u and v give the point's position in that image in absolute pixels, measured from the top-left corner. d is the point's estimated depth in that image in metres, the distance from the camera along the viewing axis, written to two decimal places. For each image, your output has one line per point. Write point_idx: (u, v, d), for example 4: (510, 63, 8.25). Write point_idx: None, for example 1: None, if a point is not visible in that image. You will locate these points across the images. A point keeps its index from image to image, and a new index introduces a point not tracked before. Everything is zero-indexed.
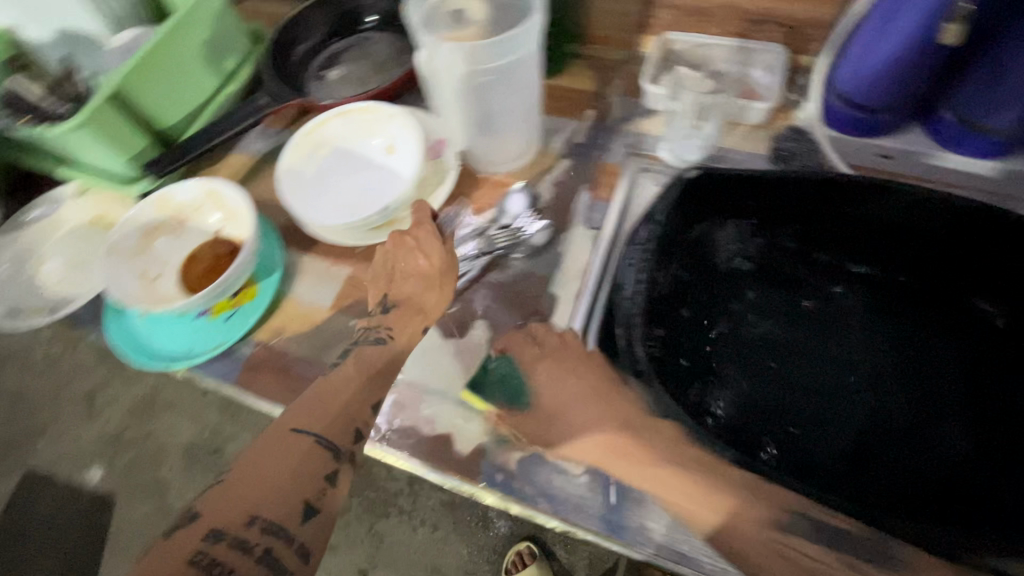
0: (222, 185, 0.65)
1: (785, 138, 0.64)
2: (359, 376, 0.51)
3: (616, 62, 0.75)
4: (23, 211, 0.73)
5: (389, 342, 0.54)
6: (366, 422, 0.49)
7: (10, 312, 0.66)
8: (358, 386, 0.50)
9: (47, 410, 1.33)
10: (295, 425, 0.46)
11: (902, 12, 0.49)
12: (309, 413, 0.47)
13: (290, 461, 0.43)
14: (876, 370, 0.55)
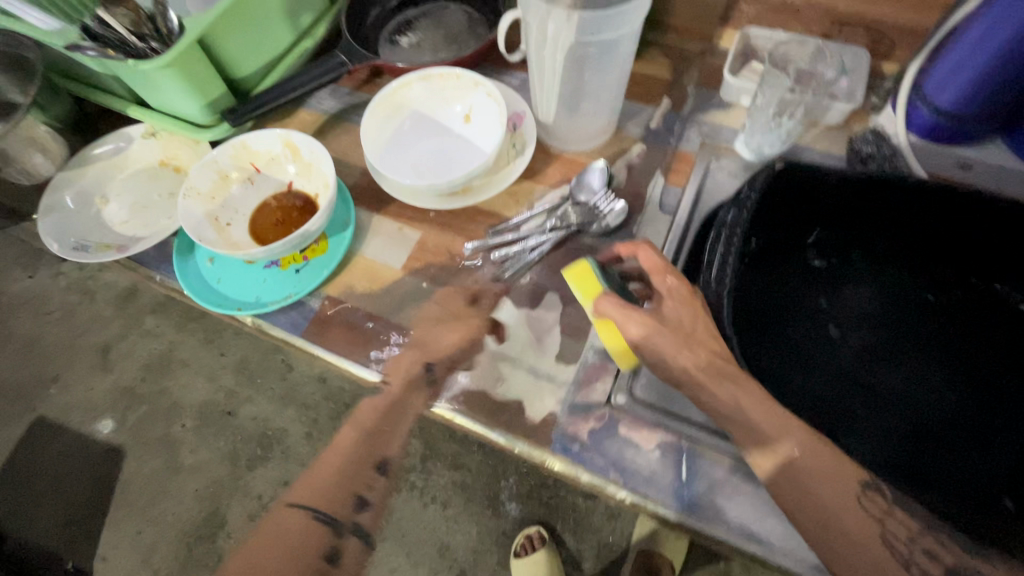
0: (301, 136, 0.65)
1: (864, 141, 0.64)
2: (354, 442, 0.54)
3: (693, 53, 0.75)
4: (90, 147, 0.72)
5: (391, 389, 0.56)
6: (364, 489, 0.52)
7: (76, 245, 0.65)
8: (349, 455, 0.53)
9: (61, 359, 1.31)
10: (295, 500, 0.51)
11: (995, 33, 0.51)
12: (312, 487, 0.52)
13: (303, 541, 0.48)
14: (938, 373, 0.56)
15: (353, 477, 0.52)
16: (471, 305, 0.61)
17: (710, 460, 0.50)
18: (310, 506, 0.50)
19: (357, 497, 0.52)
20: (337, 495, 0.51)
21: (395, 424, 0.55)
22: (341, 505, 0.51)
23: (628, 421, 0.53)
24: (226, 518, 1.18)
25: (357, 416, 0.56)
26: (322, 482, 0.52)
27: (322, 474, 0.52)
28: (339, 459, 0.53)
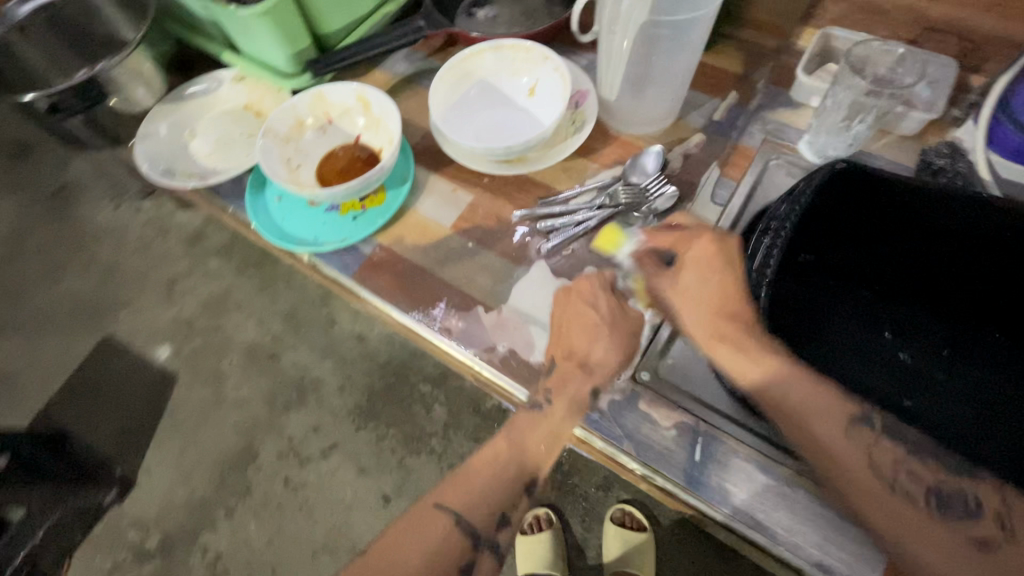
0: (373, 92, 0.68)
1: (937, 153, 0.62)
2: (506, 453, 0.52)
3: (768, 50, 0.74)
4: (184, 85, 0.78)
5: (545, 408, 0.53)
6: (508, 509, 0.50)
7: (164, 171, 0.72)
8: (504, 468, 0.51)
9: (133, 287, 1.42)
10: (441, 500, 0.50)
11: None
12: (462, 493, 0.50)
13: (444, 545, 0.48)
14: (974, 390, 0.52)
15: (499, 493, 0.50)
16: (512, 270, 0.63)
17: (727, 447, 0.51)
18: (457, 511, 0.49)
19: (502, 513, 0.50)
20: (482, 506, 0.49)
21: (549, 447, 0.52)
22: (488, 518, 0.49)
23: (650, 397, 0.54)
24: (259, 454, 1.24)
25: (513, 435, 0.53)
26: (467, 491, 0.50)
27: (475, 481, 0.51)
28: (489, 471, 0.51)
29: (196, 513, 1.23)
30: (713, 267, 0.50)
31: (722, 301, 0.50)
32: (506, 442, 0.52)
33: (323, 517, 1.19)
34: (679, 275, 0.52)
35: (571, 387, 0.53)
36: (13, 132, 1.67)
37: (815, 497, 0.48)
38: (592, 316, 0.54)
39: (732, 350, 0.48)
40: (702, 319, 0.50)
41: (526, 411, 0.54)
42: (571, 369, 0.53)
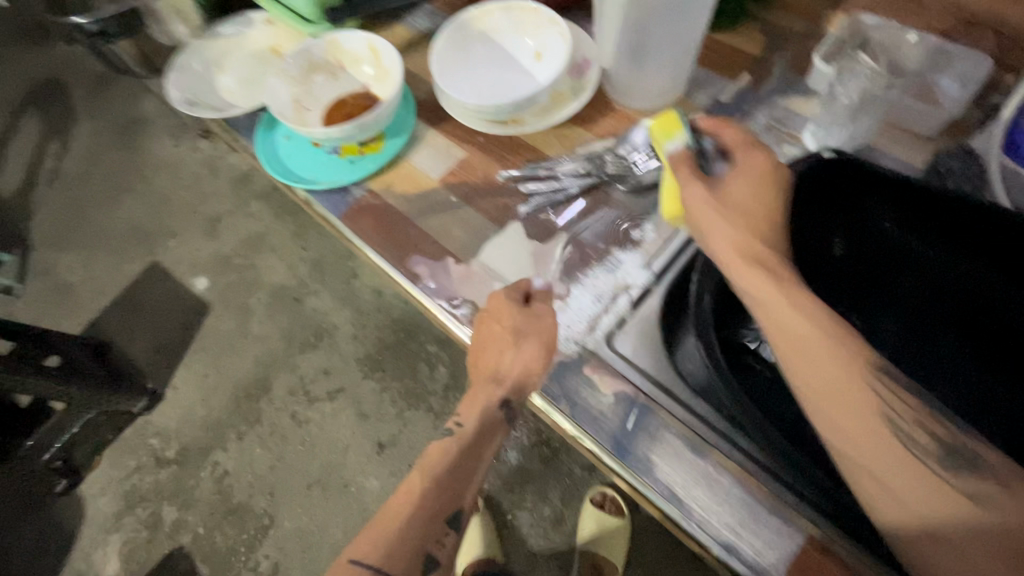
0: (382, 43, 0.71)
1: (949, 155, 0.58)
2: (423, 480, 0.49)
3: (795, 34, 0.71)
4: (219, 24, 0.83)
5: (457, 431, 0.52)
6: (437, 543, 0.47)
7: (188, 101, 0.77)
8: (431, 491, 0.48)
9: (187, 219, 1.53)
10: (354, 556, 0.44)
11: None
12: (373, 542, 0.45)
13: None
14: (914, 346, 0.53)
15: (425, 526, 0.46)
16: (488, 227, 0.64)
17: (660, 420, 0.51)
18: (373, 564, 0.43)
19: (427, 554, 0.46)
20: (405, 549, 0.45)
21: (470, 472, 0.51)
22: (410, 563, 0.44)
23: (595, 363, 0.55)
24: (272, 387, 1.30)
25: (421, 467, 0.50)
26: (386, 537, 0.45)
27: (395, 521, 0.46)
28: (411, 503, 0.47)
29: (210, 431, 1.27)
30: (769, 186, 0.49)
31: (761, 224, 0.48)
32: (421, 474, 0.49)
33: (321, 454, 1.22)
34: (727, 188, 0.49)
35: (479, 401, 0.53)
36: (96, 64, 1.80)
37: (739, 482, 0.48)
38: (503, 326, 0.54)
39: (766, 275, 0.44)
40: (738, 237, 0.47)
41: (444, 437, 0.52)
42: (485, 381, 0.54)
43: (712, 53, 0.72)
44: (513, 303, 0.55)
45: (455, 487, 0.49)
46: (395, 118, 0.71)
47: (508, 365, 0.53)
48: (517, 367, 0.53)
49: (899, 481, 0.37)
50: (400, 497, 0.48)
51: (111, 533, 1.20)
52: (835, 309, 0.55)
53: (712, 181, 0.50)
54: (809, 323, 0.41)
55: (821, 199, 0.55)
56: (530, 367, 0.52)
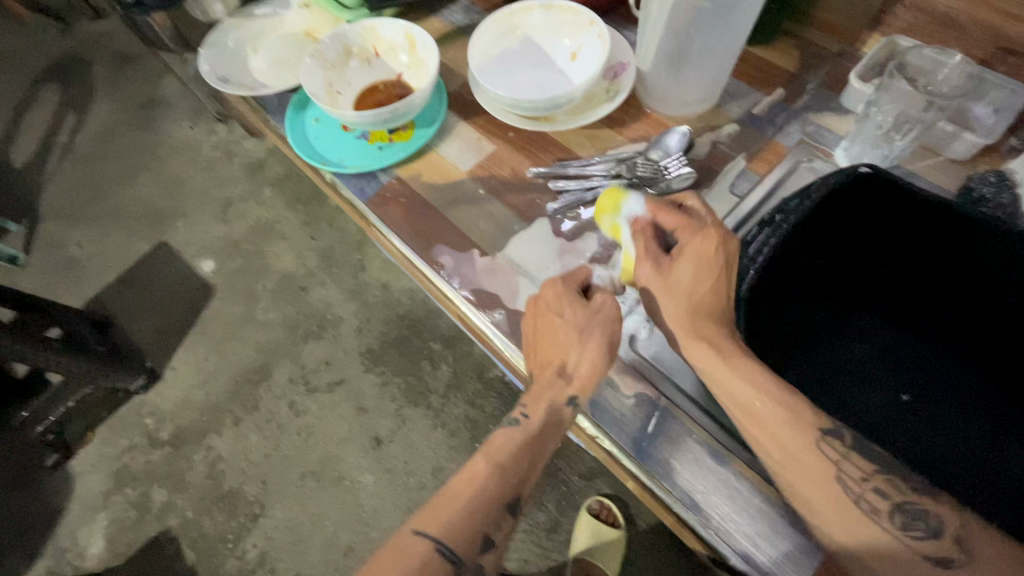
0: (420, 32, 0.71)
1: (983, 181, 0.58)
2: (486, 467, 0.47)
3: (829, 53, 0.72)
4: (255, 5, 0.84)
5: (522, 423, 0.49)
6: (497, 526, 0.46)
7: (220, 77, 0.77)
8: (495, 478, 0.46)
9: (200, 202, 1.53)
10: (418, 526, 0.44)
11: None
12: (436, 515, 0.45)
13: None
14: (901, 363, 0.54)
15: (486, 511, 0.45)
16: (514, 222, 0.64)
17: (682, 425, 0.50)
18: (436, 538, 0.43)
19: (485, 537, 0.45)
20: (466, 528, 0.44)
21: (535, 460, 0.48)
22: (468, 546, 0.44)
23: (617, 365, 0.54)
24: (273, 375, 1.29)
25: (486, 451, 0.48)
26: (447, 514, 0.45)
27: (456, 499, 0.46)
28: (474, 484, 0.46)
29: (207, 415, 1.26)
30: (712, 269, 0.50)
31: (705, 301, 0.49)
32: (485, 457, 0.48)
33: (317, 445, 1.20)
34: (672, 267, 0.50)
35: (547, 397, 0.50)
36: (118, 43, 1.81)
37: (759, 491, 0.47)
38: (566, 322, 0.51)
39: (707, 350, 0.47)
40: (681, 309, 0.49)
41: (508, 426, 0.50)
42: (549, 379, 0.51)
43: (747, 67, 0.72)
44: (574, 299, 0.52)
45: (520, 472, 0.47)
46: (427, 109, 0.72)
47: (581, 372, 0.50)
48: (584, 368, 0.50)
49: (829, 513, 0.40)
50: (466, 475, 0.47)
51: (99, 510, 1.18)
52: (832, 316, 0.56)
53: (660, 258, 0.51)
54: (753, 389, 0.44)
55: (853, 213, 0.55)
56: (597, 366, 0.49)
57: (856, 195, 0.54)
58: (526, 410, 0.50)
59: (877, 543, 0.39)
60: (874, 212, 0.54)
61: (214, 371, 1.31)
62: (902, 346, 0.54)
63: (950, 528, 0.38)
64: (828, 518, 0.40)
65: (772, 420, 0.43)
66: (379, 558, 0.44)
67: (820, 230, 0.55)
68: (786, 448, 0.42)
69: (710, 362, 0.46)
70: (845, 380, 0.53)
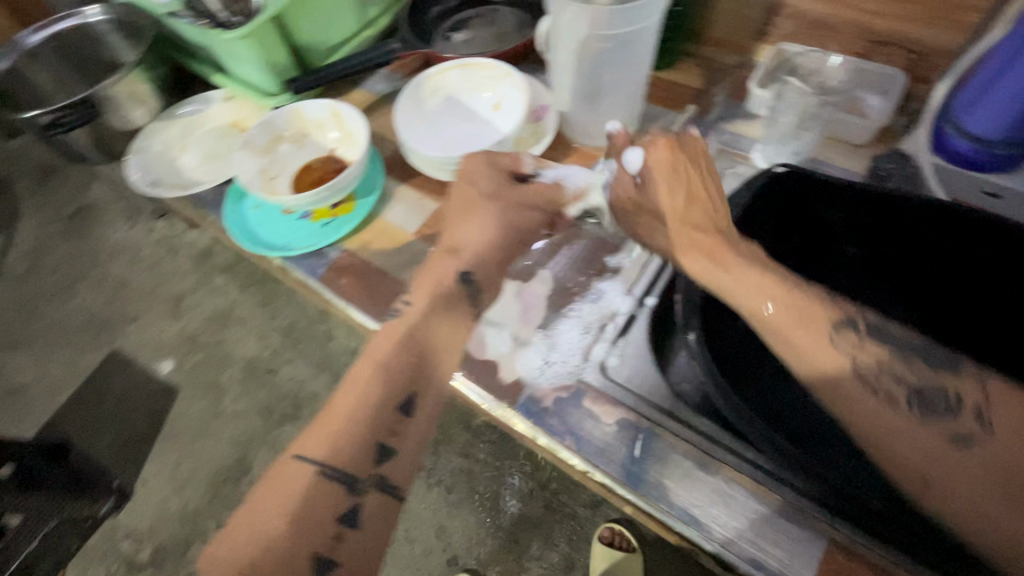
0: (346, 108, 0.73)
1: (885, 159, 0.64)
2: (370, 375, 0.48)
3: (729, 65, 0.77)
4: (178, 105, 0.85)
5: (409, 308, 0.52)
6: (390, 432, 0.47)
7: (151, 182, 0.77)
8: (381, 387, 0.47)
9: (145, 300, 1.46)
10: (298, 449, 0.45)
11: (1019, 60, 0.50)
12: (319, 436, 0.45)
13: (314, 499, 0.43)
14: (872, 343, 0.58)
15: (375, 417, 0.46)
16: None
17: (666, 443, 0.51)
18: (320, 458, 0.44)
19: (379, 443, 0.46)
20: (358, 430, 0.45)
21: (423, 356, 0.50)
22: (360, 456, 0.45)
23: (594, 394, 0.55)
24: (253, 466, 1.23)
25: (370, 355, 0.49)
26: (332, 435, 0.45)
27: (340, 411, 0.46)
28: (356, 398, 0.46)
29: (189, 524, 1.19)
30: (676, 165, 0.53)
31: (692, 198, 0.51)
32: (371, 363, 0.48)
33: None
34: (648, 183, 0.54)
35: (438, 271, 0.54)
36: (40, 157, 1.76)
37: (752, 494, 0.48)
38: (475, 193, 0.56)
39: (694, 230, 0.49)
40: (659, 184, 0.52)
41: (391, 323, 0.51)
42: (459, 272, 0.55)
43: (657, 91, 0.77)
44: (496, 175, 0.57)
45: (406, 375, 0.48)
46: (364, 178, 0.73)
47: (466, 234, 0.55)
48: (476, 242, 0.55)
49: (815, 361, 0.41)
50: (356, 380, 0.48)
51: None
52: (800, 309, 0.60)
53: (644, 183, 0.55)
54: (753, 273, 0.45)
55: (793, 211, 0.60)
56: (485, 245, 0.55)
57: (791, 205, 0.59)
58: (411, 300, 0.53)
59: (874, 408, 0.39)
60: (807, 207, 0.59)
61: (190, 475, 1.24)
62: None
63: (974, 403, 0.38)
64: (817, 361, 0.41)
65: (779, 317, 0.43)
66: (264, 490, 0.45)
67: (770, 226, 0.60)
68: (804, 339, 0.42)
69: (706, 265, 0.46)
70: None
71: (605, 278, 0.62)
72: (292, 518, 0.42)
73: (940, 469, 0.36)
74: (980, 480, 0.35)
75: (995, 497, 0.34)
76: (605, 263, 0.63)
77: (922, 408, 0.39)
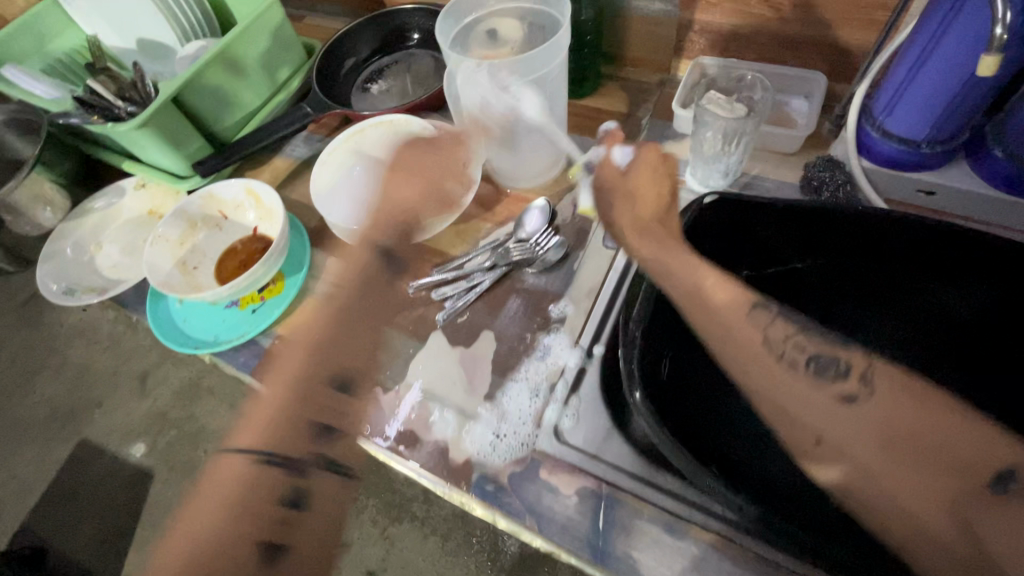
0: (260, 185, 0.69)
1: (816, 168, 0.61)
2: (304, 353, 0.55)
3: (651, 85, 0.76)
4: (89, 200, 0.80)
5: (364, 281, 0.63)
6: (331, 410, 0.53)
7: (66, 291, 0.72)
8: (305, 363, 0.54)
9: (98, 386, 1.36)
10: (232, 446, 0.49)
11: (930, 61, 0.48)
12: (253, 430, 0.50)
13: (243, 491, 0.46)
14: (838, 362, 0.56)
15: (305, 402, 0.52)
16: (409, 344, 0.62)
17: (630, 509, 0.48)
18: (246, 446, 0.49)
19: (320, 425, 0.51)
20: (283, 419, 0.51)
21: (361, 328, 0.60)
22: (293, 440, 0.49)
23: (551, 464, 0.52)
24: None
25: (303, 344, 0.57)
26: (259, 427, 0.50)
27: (268, 409, 0.51)
28: (280, 397, 0.52)
29: None
30: (658, 169, 0.58)
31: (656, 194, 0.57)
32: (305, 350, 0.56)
33: None
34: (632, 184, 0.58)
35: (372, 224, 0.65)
36: None
37: (725, 556, 0.45)
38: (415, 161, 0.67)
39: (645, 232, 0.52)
40: (636, 176, 0.58)
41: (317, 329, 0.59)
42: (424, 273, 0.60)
43: (583, 120, 0.75)
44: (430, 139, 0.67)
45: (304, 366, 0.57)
46: (290, 255, 0.69)
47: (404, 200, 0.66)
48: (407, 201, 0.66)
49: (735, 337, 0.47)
50: (285, 367, 0.55)
51: None
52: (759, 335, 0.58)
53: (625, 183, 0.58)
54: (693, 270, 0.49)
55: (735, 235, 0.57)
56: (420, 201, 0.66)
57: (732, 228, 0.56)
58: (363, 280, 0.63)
59: (810, 406, 0.43)
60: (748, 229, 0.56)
61: None
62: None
63: (859, 368, 0.44)
64: (776, 385, 0.45)
65: (716, 315, 0.48)
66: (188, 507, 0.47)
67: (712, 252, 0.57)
68: (739, 350, 0.47)
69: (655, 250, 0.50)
70: None
71: (550, 331, 0.59)
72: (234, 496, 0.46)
73: (832, 431, 0.42)
74: (862, 435, 0.41)
75: (877, 452, 0.40)
76: (549, 314, 0.60)
77: (817, 368, 0.44)
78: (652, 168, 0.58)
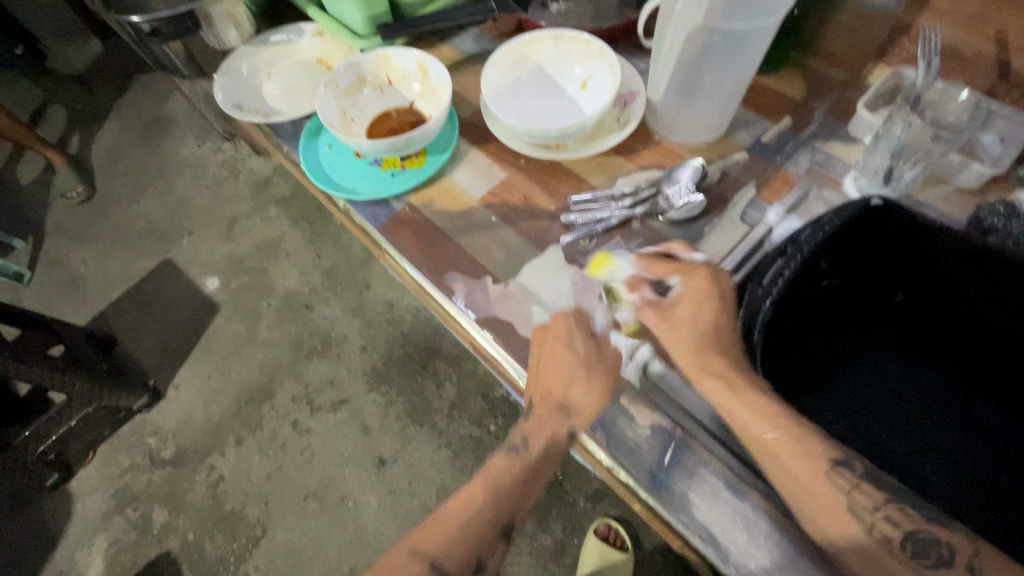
0: (433, 61, 0.72)
1: (993, 210, 0.58)
2: (518, 460, 0.54)
3: (835, 82, 0.72)
4: (270, 33, 0.86)
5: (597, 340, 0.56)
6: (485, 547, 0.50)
7: (235, 105, 0.78)
8: (514, 475, 0.53)
9: (194, 217, 1.46)
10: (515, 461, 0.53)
11: None
12: (510, 483, 0.52)
13: (484, 516, 0.50)
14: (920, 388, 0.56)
15: (478, 531, 0.49)
16: (526, 250, 0.65)
17: (698, 457, 0.50)
18: (433, 555, 0.47)
19: (478, 560, 0.49)
20: (460, 551, 0.48)
21: (529, 483, 0.53)
22: (464, 563, 0.48)
23: (631, 394, 0.54)
24: (276, 393, 1.22)
25: (499, 465, 0.53)
26: (445, 534, 0.49)
27: (452, 519, 0.50)
28: (470, 508, 0.50)
29: (209, 435, 1.19)
30: (711, 302, 0.52)
31: (710, 335, 0.51)
32: (484, 483, 0.52)
33: (320, 466, 1.14)
34: (674, 311, 0.52)
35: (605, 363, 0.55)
36: (125, 63, 1.73)
37: (778, 526, 0.47)
38: (569, 351, 0.55)
39: (716, 381, 0.48)
40: (689, 351, 0.50)
41: (506, 454, 0.54)
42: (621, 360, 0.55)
43: (753, 95, 0.73)
44: (583, 332, 0.56)
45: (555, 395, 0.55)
46: (439, 135, 0.72)
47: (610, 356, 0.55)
48: (582, 402, 0.53)
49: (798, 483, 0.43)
50: (487, 484, 0.52)
51: (98, 532, 1.11)
52: (844, 342, 0.58)
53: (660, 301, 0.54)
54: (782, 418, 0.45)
55: (865, 250, 0.55)
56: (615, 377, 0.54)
57: (854, 244, 0.54)
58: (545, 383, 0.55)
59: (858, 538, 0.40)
60: (879, 244, 0.54)
61: (207, 396, 1.23)
62: (880, 361, 0.57)
63: None
64: (815, 504, 0.42)
65: (783, 458, 0.44)
66: (472, 510, 0.50)
67: (828, 266, 0.54)
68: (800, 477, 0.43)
69: (717, 385, 0.48)
70: (858, 415, 0.54)
71: None
72: (519, 469, 0.53)
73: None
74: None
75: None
76: None
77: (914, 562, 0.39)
78: (690, 310, 0.52)
